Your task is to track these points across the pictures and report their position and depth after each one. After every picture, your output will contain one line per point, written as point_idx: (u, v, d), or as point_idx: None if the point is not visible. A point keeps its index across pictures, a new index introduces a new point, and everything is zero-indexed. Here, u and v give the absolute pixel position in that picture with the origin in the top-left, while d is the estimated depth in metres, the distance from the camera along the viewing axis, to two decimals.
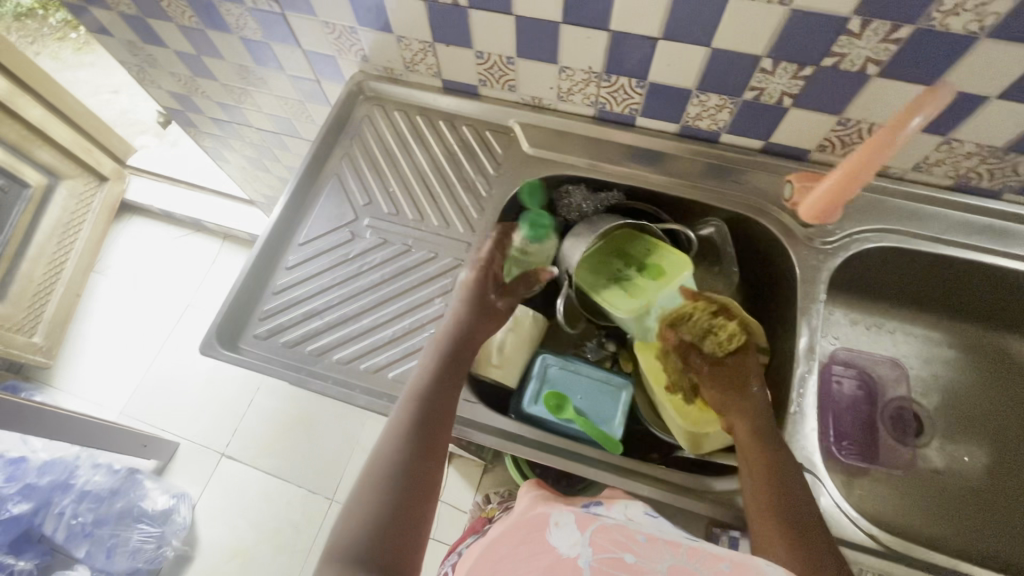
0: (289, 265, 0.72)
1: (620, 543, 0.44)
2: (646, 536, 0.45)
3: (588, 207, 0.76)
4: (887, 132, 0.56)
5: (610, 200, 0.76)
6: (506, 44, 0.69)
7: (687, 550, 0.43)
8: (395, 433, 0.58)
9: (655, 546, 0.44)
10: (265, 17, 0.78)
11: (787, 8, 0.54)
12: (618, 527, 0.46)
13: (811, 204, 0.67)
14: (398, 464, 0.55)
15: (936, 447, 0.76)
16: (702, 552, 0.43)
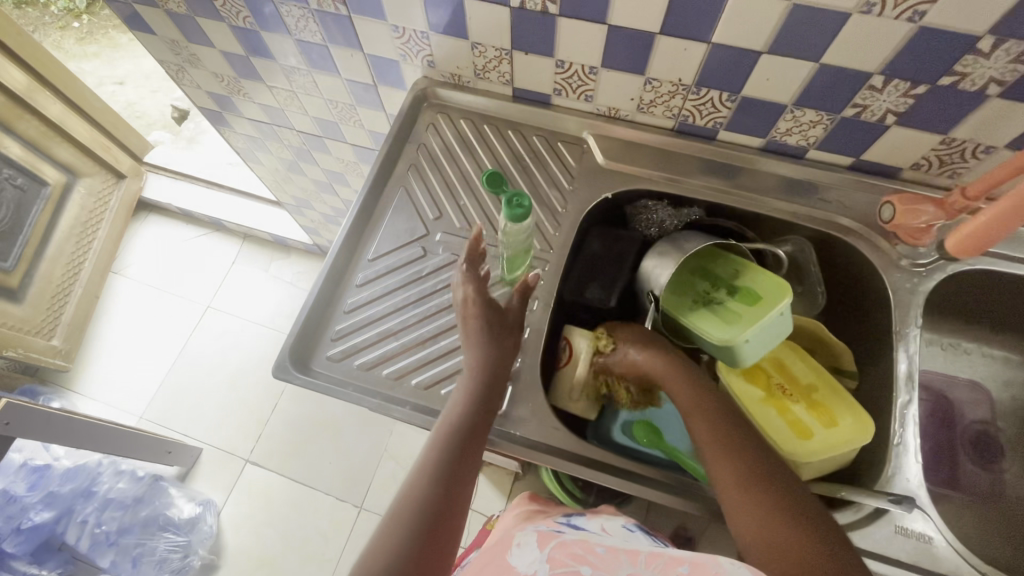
0: (358, 281, 0.69)
1: (579, 556, 0.50)
2: (605, 548, 0.51)
3: (670, 224, 0.72)
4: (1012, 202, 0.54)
5: (691, 217, 0.74)
6: (592, 53, 0.66)
7: (645, 557, 0.49)
8: (418, 472, 0.54)
9: (614, 555, 0.50)
10: (329, 19, 0.75)
11: (915, 24, 0.51)
12: (579, 543, 0.53)
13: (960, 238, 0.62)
14: (422, 502, 0.51)
15: (1016, 473, 0.74)
16: (660, 557, 0.49)
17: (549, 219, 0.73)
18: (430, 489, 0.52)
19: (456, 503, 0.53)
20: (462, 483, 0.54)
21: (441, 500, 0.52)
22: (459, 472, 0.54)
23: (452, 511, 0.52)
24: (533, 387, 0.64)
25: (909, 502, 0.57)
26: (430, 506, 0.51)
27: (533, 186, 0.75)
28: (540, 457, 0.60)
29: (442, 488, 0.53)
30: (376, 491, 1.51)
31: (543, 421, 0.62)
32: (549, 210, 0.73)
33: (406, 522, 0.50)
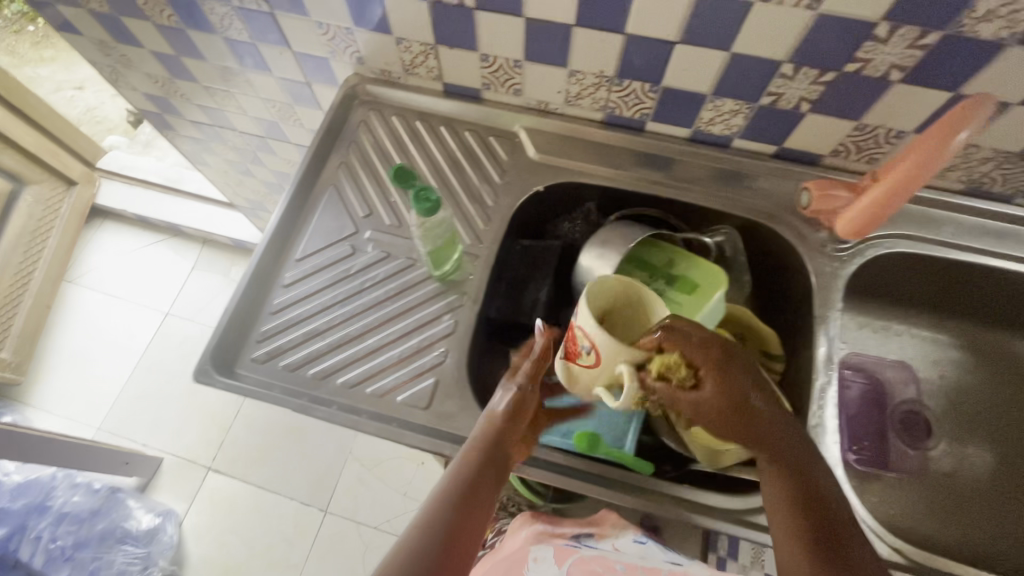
0: (286, 282, 0.69)
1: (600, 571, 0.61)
2: (623, 565, 0.61)
3: (577, 233, 0.76)
4: (919, 160, 0.55)
5: (596, 221, 0.77)
6: (514, 47, 0.65)
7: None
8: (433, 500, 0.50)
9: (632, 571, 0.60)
10: (252, 16, 0.73)
11: (815, 12, 0.52)
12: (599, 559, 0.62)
13: (847, 221, 0.65)
14: (432, 529, 0.48)
15: (944, 450, 0.76)
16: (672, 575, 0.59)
17: (480, 214, 0.73)
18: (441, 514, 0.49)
19: (467, 537, 0.49)
20: (474, 518, 0.50)
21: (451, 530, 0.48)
22: (474, 503, 0.51)
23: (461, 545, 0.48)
24: (460, 382, 0.63)
25: None
26: (439, 534, 0.48)
27: (465, 181, 0.75)
28: None
29: (454, 518, 0.49)
30: (342, 496, 1.49)
31: (470, 415, 0.62)
32: (480, 205, 0.73)
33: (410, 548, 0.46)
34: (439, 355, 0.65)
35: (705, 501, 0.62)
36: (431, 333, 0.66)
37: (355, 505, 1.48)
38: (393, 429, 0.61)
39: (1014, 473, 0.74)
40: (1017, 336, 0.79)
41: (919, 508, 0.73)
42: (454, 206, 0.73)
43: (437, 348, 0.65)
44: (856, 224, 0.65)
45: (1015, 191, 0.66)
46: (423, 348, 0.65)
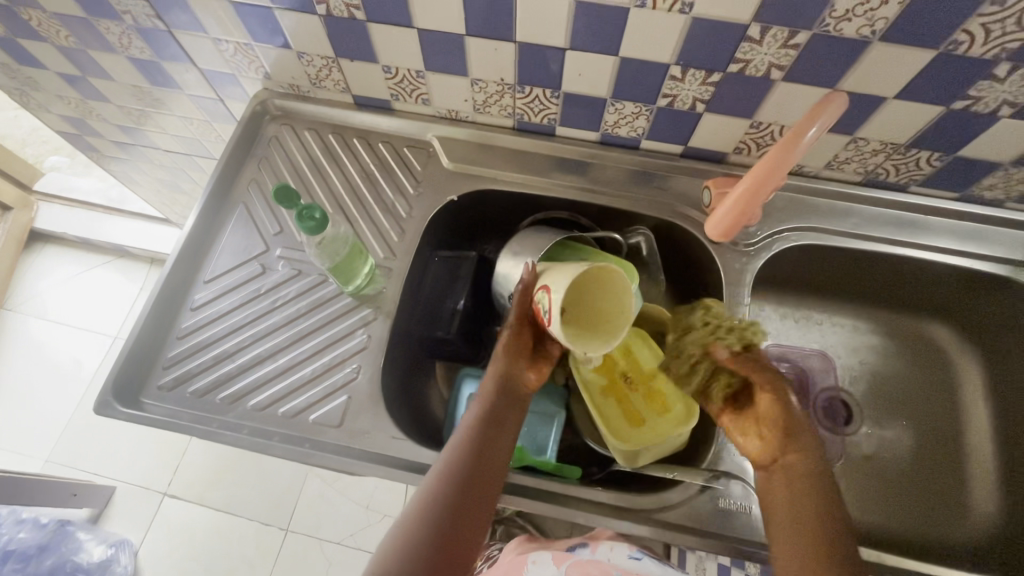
0: (195, 305, 0.68)
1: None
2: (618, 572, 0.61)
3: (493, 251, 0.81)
4: (777, 156, 0.55)
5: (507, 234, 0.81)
6: (413, 58, 0.65)
7: None
8: (454, 449, 0.55)
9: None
10: (150, 34, 0.72)
11: (688, 16, 0.53)
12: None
13: (720, 214, 0.65)
14: (457, 477, 0.52)
15: (864, 433, 0.77)
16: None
17: (394, 227, 0.73)
18: (462, 462, 0.53)
19: (490, 476, 0.54)
20: (498, 456, 0.55)
21: (475, 474, 0.53)
22: (493, 446, 0.55)
23: (486, 485, 0.53)
24: (373, 398, 0.63)
25: (731, 477, 0.60)
26: (464, 481, 0.52)
27: (379, 194, 0.74)
28: (379, 470, 0.59)
29: (476, 464, 0.54)
30: (302, 516, 1.41)
31: (382, 431, 0.61)
32: (395, 217, 0.73)
33: (440, 497, 0.51)
34: (351, 372, 0.64)
35: (617, 501, 0.59)
36: (344, 350, 0.65)
37: (316, 521, 1.41)
38: (303, 451, 0.60)
39: (930, 455, 0.76)
40: (935, 321, 0.79)
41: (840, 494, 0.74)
42: (369, 219, 0.73)
43: (350, 365, 0.65)
44: (727, 218, 0.65)
45: (909, 180, 0.68)
46: (335, 366, 0.65)
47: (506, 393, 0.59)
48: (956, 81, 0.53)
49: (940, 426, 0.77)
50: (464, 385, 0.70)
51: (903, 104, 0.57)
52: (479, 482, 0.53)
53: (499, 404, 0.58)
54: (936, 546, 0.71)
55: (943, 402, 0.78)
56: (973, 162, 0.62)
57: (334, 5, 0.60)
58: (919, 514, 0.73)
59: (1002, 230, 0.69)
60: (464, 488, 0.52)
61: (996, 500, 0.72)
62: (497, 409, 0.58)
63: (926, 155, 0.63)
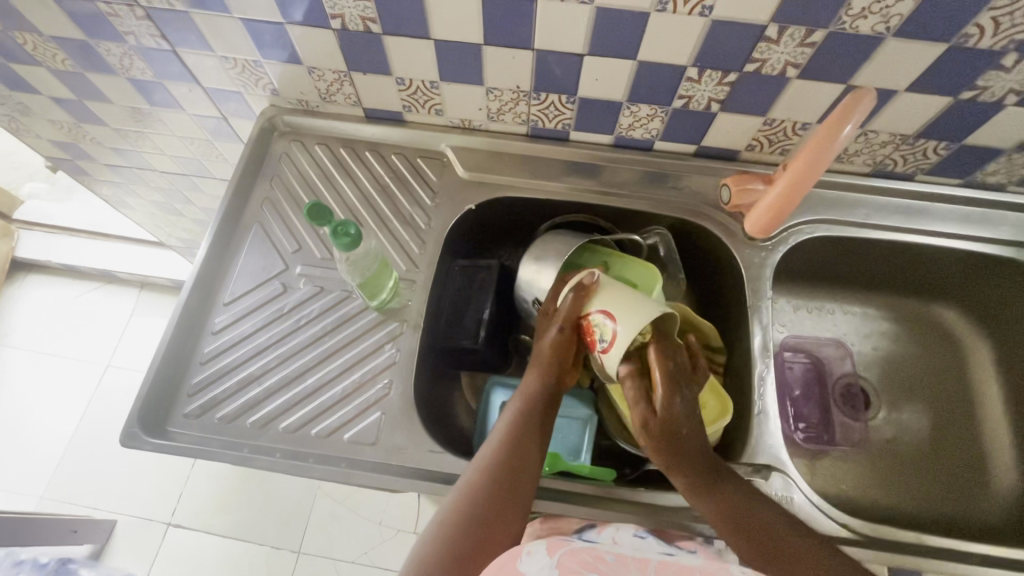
0: (215, 328, 0.66)
1: (591, 564, 0.41)
2: (614, 556, 0.43)
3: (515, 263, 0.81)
4: (806, 163, 0.58)
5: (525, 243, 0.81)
6: (428, 69, 0.65)
7: (654, 565, 0.43)
8: (492, 441, 0.56)
9: (623, 563, 0.42)
10: (153, 54, 0.70)
11: (707, 19, 0.54)
12: (583, 549, 0.44)
13: (756, 213, 0.68)
14: (495, 467, 0.53)
15: (883, 418, 0.79)
16: (669, 565, 0.43)
17: (414, 239, 0.72)
18: (499, 454, 0.54)
19: (527, 468, 0.54)
20: (537, 449, 0.55)
21: (512, 465, 0.53)
22: (532, 438, 0.56)
23: (524, 476, 0.53)
24: (407, 413, 0.62)
25: (771, 469, 0.61)
26: (501, 471, 0.53)
27: (396, 206, 0.74)
28: (420, 486, 0.58)
29: (514, 461, 0.54)
30: (316, 534, 1.34)
31: (419, 446, 0.61)
32: (414, 229, 0.73)
33: (477, 486, 0.52)
34: (383, 388, 0.63)
35: (662, 501, 0.59)
36: (373, 365, 0.65)
37: (329, 540, 1.33)
38: (341, 470, 0.59)
39: (948, 435, 0.77)
40: (943, 304, 0.82)
41: (868, 479, 0.75)
42: (387, 233, 0.72)
43: (380, 381, 0.64)
44: (764, 219, 0.67)
45: (916, 169, 0.70)
46: (365, 383, 0.64)
47: (545, 388, 0.59)
48: (964, 73, 0.55)
49: (955, 406, 0.79)
50: (495, 393, 0.70)
51: (913, 97, 0.59)
52: (516, 472, 0.53)
53: (537, 398, 0.59)
54: (963, 522, 0.73)
55: (956, 383, 0.80)
56: (979, 149, 0.65)
57: (350, 19, 0.60)
58: (944, 494, 0.74)
59: (1006, 213, 0.72)
60: (501, 478, 0.53)
61: (1014, 474, 0.74)
62: (535, 403, 0.58)
63: (933, 145, 0.65)
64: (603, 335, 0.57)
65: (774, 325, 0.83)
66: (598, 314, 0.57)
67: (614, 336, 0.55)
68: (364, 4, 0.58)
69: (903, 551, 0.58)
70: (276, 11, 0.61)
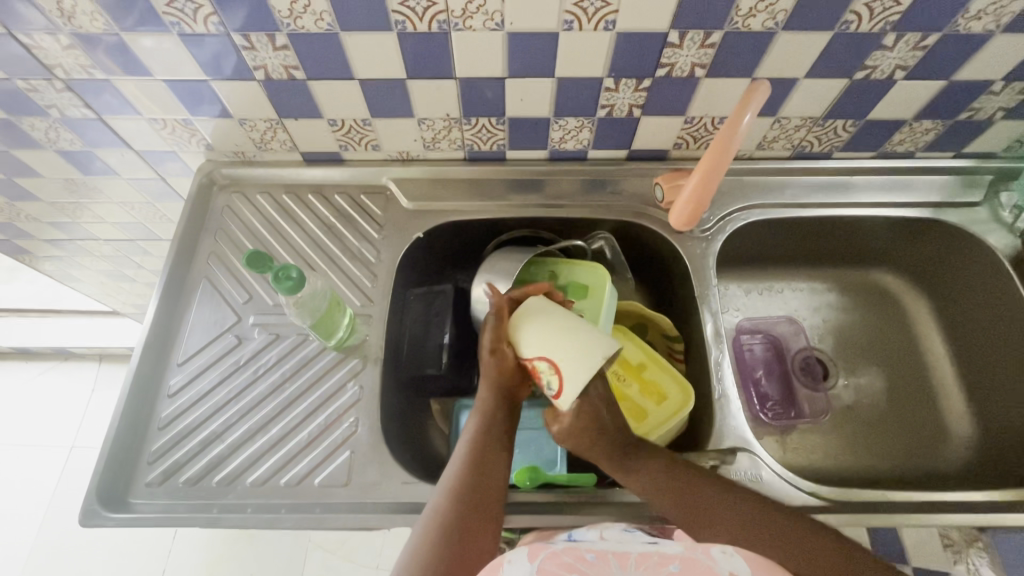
0: (171, 391, 0.65)
1: (572, 567, 0.41)
2: (595, 553, 0.44)
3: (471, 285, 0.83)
4: (705, 174, 0.65)
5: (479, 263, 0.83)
6: (357, 108, 0.66)
7: (635, 559, 0.43)
8: (455, 467, 0.55)
9: (604, 560, 0.43)
10: (79, 124, 0.70)
11: (613, 32, 0.57)
12: (564, 549, 0.44)
13: (681, 208, 0.70)
14: (461, 489, 0.53)
15: (843, 384, 0.82)
16: (650, 556, 0.43)
17: (366, 274, 0.73)
18: (465, 478, 0.54)
19: (493, 487, 0.54)
20: (499, 467, 0.56)
21: (477, 480, 0.54)
22: (495, 459, 0.56)
23: (490, 497, 0.53)
24: (377, 448, 0.62)
25: (738, 450, 0.62)
26: (469, 492, 0.53)
27: (344, 244, 0.74)
28: (397, 519, 0.57)
29: (478, 476, 0.54)
30: None
31: (393, 479, 0.60)
32: (364, 265, 0.73)
33: (445, 514, 0.51)
34: (350, 427, 0.63)
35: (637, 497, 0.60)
36: (337, 405, 0.64)
37: None
38: (314, 516, 0.57)
39: (903, 389, 0.81)
40: (880, 269, 0.86)
41: (838, 447, 0.77)
42: (338, 271, 0.73)
43: (347, 421, 0.63)
44: (685, 213, 0.70)
45: (832, 147, 0.74)
46: (331, 425, 0.63)
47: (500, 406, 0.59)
48: (854, 55, 0.60)
49: (908, 364, 0.82)
50: (462, 416, 0.70)
51: (813, 82, 0.63)
52: (481, 493, 0.53)
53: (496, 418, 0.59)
54: (929, 475, 0.75)
55: (905, 344, 0.84)
56: (883, 122, 0.69)
57: (273, 69, 0.61)
58: (910, 448, 0.77)
59: (922, 178, 0.77)
60: (470, 503, 0.52)
61: (969, 421, 0.77)
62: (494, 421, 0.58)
63: (842, 123, 0.69)
64: (549, 382, 0.55)
65: (728, 311, 0.86)
66: (540, 359, 0.55)
67: (561, 391, 0.54)
68: (285, 53, 0.60)
69: (879, 511, 0.59)
70: (200, 68, 0.61)
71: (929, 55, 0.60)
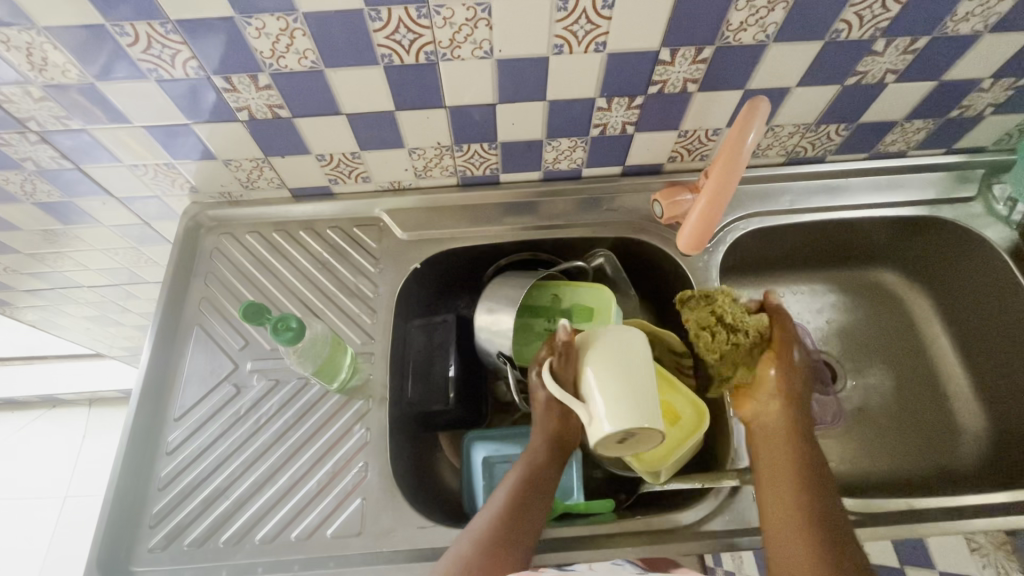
0: (169, 447, 0.62)
1: None
2: None
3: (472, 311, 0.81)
4: (714, 195, 0.64)
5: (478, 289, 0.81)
6: (346, 142, 0.65)
7: None
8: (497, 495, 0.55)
9: None
10: (56, 175, 0.67)
11: (603, 54, 0.56)
12: None
13: (689, 223, 0.68)
14: (500, 516, 0.53)
15: (851, 386, 0.81)
16: None
17: (364, 310, 0.71)
18: (505, 506, 0.54)
19: (529, 521, 0.54)
20: (540, 504, 0.55)
21: (517, 511, 0.54)
22: (535, 500, 0.55)
23: (524, 530, 0.53)
24: (389, 492, 0.60)
25: None
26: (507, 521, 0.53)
27: (340, 280, 0.72)
28: (417, 567, 0.55)
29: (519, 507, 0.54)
30: None
31: (407, 524, 0.58)
32: (362, 300, 0.71)
33: (480, 538, 0.51)
34: (359, 472, 0.61)
35: (659, 525, 0.59)
36: (344, 450, 0.62)
37: None
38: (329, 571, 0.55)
39: (911, 386, 0.81)
40: (879, 267, 0.86)
41: (852, 450, 0.77)
42: (336, 308, 0.71)
43: (356, 465, 0.61)
44: (695, 230, 0.68)
45: (826, 151, 0.74)
46: (339, 471, 0.61)
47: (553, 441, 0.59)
48: (845, 63, 0.60)
49: (912, 361, 0.82)
50: (475, 449, 0.68)
51: (805, 91, 0.63)
52: (517, 525, 0.53)
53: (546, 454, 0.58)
54: (943, 475, 0.75)
55: (909, 340, 0.84)
56: (875, 124, 0.69)
57: (256, 109, 0.60)
58: (923, 446, 0.77)
59: (914, 175, 0.77)
60: (503, 531, 0.52)
61: (981, 415, 0.77)
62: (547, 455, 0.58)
63: (835, 128, 0.69)
64: None
65: None
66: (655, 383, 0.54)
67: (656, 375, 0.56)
68: (268, 93, 0.58)
69: (903, 520, 0.58)
70: (181, 113, 0.60)
71: (919, 58, 0.60)
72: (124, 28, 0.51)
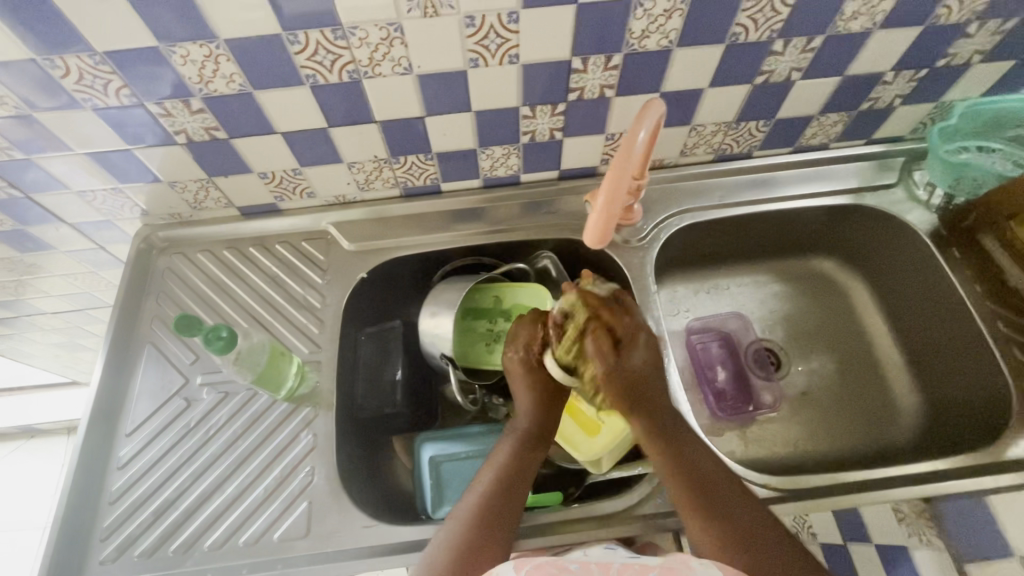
0: (121, 462, 0.64)
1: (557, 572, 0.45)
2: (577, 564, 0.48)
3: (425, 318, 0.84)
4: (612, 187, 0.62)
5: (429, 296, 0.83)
6: (285, 159, 0.68)
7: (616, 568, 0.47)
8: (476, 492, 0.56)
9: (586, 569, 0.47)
10: (7, 204, 0.69)
11: (518, 65, 0.59)
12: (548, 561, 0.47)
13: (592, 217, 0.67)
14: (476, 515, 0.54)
15: (795, 371, 0.84)
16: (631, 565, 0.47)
17: (313, 320, 0.73)
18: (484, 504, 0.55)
19: (506, 516, 0.55)
20: (515, 497, 0.56)
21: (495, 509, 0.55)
22: (513, 494, 0.56)
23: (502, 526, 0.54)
24: (335, 494, 0.62)
25: None
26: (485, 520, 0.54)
27: (289, 293, 0.75)
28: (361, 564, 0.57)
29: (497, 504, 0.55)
30: None
31: (353, 524, 0.60)
32: (310, 311, 0.73)
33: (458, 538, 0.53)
34: (306, 476, 0.63)
35: (597, 511, 0.61)
36: (292, 456, 0.64)
37: None
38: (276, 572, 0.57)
39: (850, 369, 0.84)
40: (817, 257, 0.89)
41: (796, 434, 0.79)
42: (285, 320, 0.73)
43: (303, 470, 0.63)
44: (598, 222, 0.67)
45: (751, 147, 0.77)
46: (287, 476, 0.63)
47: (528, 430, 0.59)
48: (750, 63, 0.63)
49: (851, 345, 0.85)
50: (423, 449, 0.70)
51: (718, 91, 0.66)
52: (494, 522, 0.54)
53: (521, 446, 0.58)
54: (882, 453, 0.77)
55: (848, 325, 0.87)
56: (792, 119, 0.73)
57: (193, 132, 0.62)
58: (862, 425, 0.80)
59: (839, 166, 0.80)
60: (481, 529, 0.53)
61: (916, 393, 0.80)
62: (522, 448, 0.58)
63: (754, 124, 0.73)
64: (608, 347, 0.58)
65: (679, 312, 0.88)
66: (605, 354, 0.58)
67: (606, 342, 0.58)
68: (202, 116, 0.61)
69: (828, 494, 0.61)
70: (122, 139, 0.62)
71: (819, 56, 0.64)
72: (55, 62, 0.53)
